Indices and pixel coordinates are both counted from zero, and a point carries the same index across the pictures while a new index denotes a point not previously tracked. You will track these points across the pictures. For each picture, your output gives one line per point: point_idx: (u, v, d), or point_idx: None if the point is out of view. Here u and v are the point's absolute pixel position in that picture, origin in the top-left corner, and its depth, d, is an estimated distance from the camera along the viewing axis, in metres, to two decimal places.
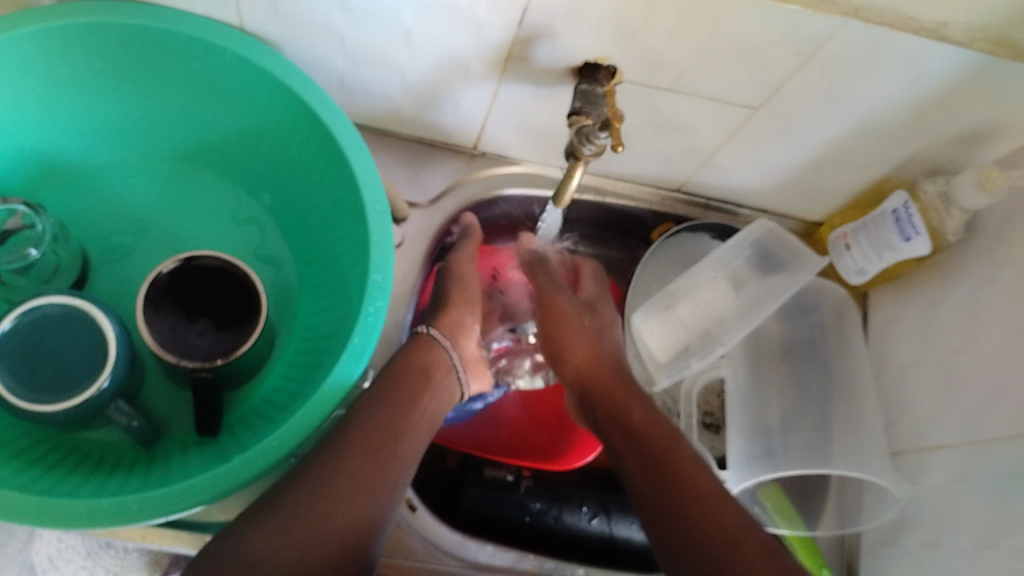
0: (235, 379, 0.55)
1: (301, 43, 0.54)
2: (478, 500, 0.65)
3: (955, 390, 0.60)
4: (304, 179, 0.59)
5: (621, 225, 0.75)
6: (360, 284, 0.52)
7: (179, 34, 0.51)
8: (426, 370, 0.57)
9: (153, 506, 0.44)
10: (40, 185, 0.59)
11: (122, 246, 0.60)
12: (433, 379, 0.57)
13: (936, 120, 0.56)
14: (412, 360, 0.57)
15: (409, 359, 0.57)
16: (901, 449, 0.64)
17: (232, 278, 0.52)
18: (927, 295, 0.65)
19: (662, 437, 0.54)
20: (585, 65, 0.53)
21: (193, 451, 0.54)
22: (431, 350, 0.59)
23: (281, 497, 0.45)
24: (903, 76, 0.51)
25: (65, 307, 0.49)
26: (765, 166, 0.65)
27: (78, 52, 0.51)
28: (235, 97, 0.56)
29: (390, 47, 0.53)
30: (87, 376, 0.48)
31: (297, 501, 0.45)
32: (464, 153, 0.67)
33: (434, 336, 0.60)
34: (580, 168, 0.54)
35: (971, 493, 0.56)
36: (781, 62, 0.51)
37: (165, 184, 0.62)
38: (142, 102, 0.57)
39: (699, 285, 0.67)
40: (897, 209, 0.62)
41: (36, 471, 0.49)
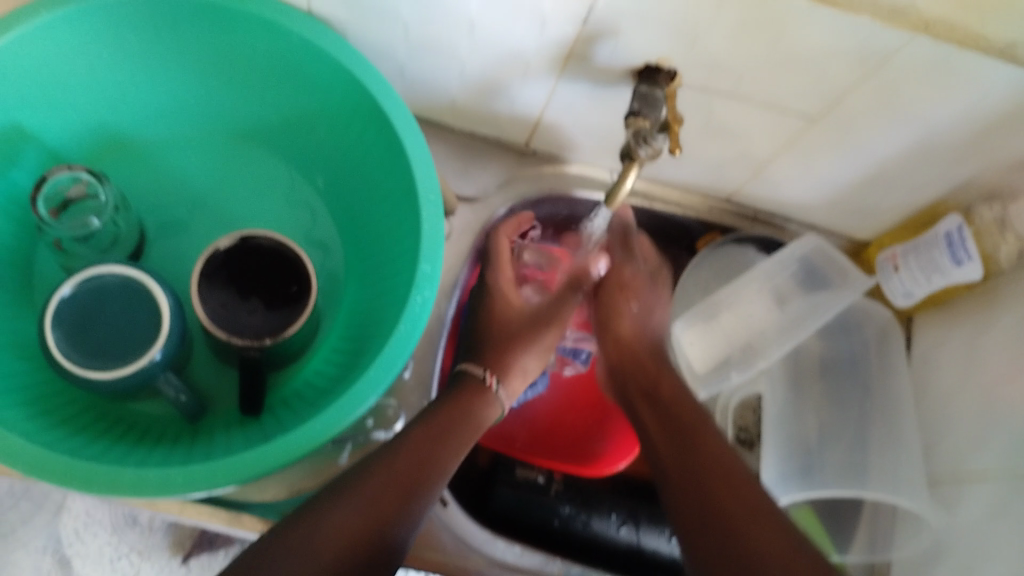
0: (281, 360, 0.56)
1: (366, 29, 0.55)
2: (508, 500, 0.65)
3: (999, 418, 0.59)
4: (359, 167, 0.59)
5: (666, 233, 0.75)
6: (410, 272, 0.53)
7: (249, 15, 0.52)
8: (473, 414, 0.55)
9: (198, 478, 0.45)
10: (101, 155, 0.60)
11: (176, 221, 0.60)
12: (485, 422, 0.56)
13: (996, 143, 0.55)
14: (458, 403, 0.55)
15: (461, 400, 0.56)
16: (939, 475, 0.63)
17: (286, 259, 0.53)
18: (975, 320, 0.64)
19: (718, 462, 0.52)
20: (646, 67, 0.53)
21: (235, 429, 0.54)
22: (483, 393, 0.57)
23: (311, 517, 0.44)
24: (966, 97, 0.51)
25: (124, 278, 0.50)
26: (816, 181, 0.64)
27: (150, 26, 0.53)
28: (298, 82, 0.57)
29: (453, 38, 0.54)
30: (140, 346, 0.49)
31: (334, 517, 0.44)
32: (516, 151, 0.68)
33: (481, 378, 0.58)
34: (634, 169, 0.54)
35: (1011, 522, 0.55)
36: (843, 73, 0.50)
37: (220, 162, 0.63)
38: (208, 80, 0.58)
39: (742, 298, 0.66)
40: (951, 232, 0.61)
41: (83, 436, 0.49)
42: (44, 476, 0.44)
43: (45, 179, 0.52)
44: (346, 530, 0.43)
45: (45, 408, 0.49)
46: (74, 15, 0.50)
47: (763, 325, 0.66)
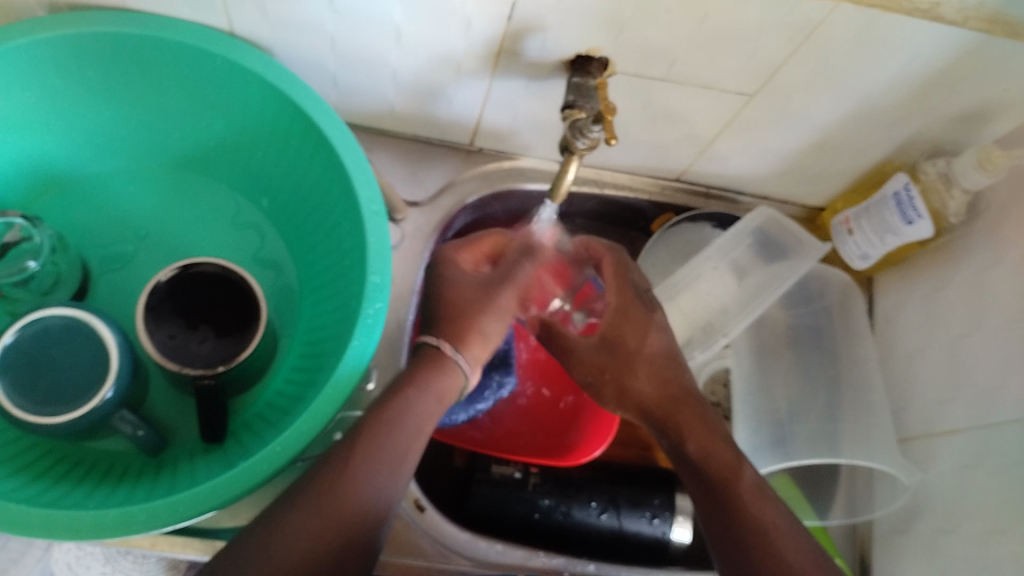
0: (240, 384, 0.55)
1: (290, 45, 0.54)
2: (487, 499, 0.65)
3: (962, 374, 0.59)
4: (300, 184, 0.59)
5: (621, 217, 0.75)
6: (359, 285, 0.52)
7: (171, 42, 0.51)
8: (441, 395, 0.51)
9: (160, 515, 0.44)
10: (37, 197, 0.59)
11: (121, 255, 0.60)
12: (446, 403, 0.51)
13: (934, 100, 0.55)
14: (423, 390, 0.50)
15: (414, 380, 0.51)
16: (910, 434, 0.64)
17: (231, 283, 0.52)
18: (931, 277, 0.64)
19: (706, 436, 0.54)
20: (578, 58, 0.52)
21: (199, 458, 0.54)
22: (444, 371, 0.52)
23: (286, 509, 0.44)
24: (899, 60, 0.51)
25: (65, 321, 0.49)
26: (762, 153, 0.64)
27: (69, 63, 0.52)
28: (228, 101, 0.56)
29: (379, 46, 0.53)
30: (91, 387, 0.48)
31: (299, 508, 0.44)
32: (461, 150, 0.67)
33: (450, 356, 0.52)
34: (574, 162, 0.53)
35: (983, 475, 0.55)
36: (774, 47, 0.50)
37: (162, 192, 0.62)
38: (137, 110, 0.57)
39: (701, 277, 0.66)
40: (898, 192, 0.61)
41: (42, 484, 0.49)
42: (3, 528, 0.43)
43: None
44: (322, 516, 0.44)
45: (2, 459, 0.49)
46: None
47: (723, 301, 0.66)
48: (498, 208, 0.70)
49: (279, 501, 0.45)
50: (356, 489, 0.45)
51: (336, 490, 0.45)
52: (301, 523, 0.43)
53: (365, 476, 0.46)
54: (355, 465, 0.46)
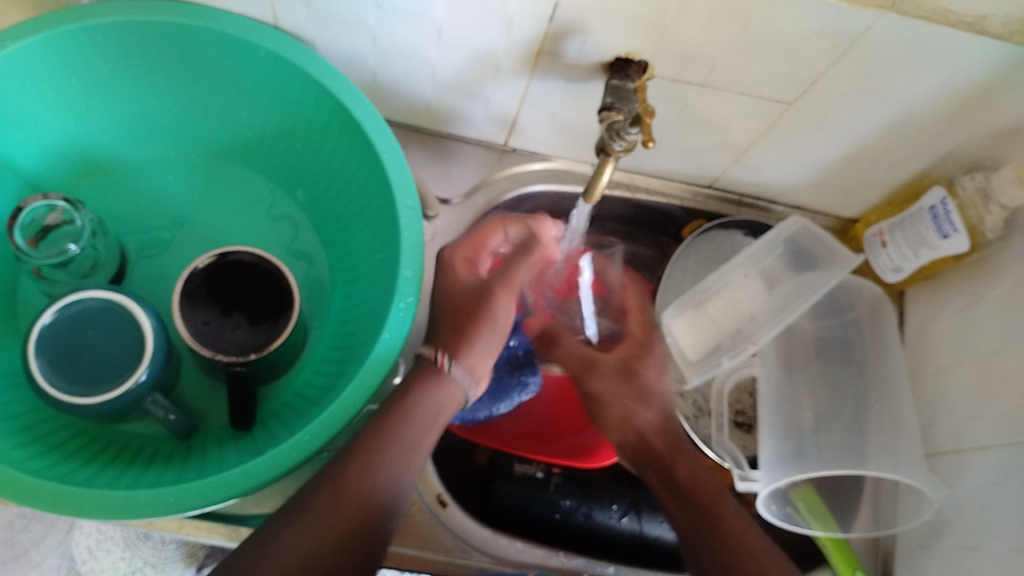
0: (270, 372, 0.56)
1: (333, 40, 0.55)
2: (508, 497, 0.65)
3: (993, 391, 0.59)
4: (336, 177, 0.59)
5: (652, 221, 0.75)
6: (391, 279, 0.53)
7: (216, 33, 0.52)
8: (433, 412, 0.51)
9: (189, 497, 0.45)
10: (79, 181, 0.60)
11: (158, 241, 0.60)
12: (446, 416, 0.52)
13: (976, 114, 0.55)
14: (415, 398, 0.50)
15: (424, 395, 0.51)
16: (938, 449, 0.63)
17: (266, 273, 0.53)
18: (965, 292, 0.64)
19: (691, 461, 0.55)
20: (617, 61, 0.52)
21: (227, 444, 0.54)
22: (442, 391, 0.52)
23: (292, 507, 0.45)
24: (940, 73, 0.51)
25: (106, 303, 0.50)
26: (798, 162, 0.64)
27: (115, 49, 0.53)
28: (268, 93, 0.57)
29: (420, 43, 0.54)
30: (126, 369, 0.49)
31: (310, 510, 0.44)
32: (496, 149, 0.68)
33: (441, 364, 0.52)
34: (608, 163, 0.53)
35: (1011, 494, 0.54)
36: (814, 56, 0.50)
37: (200, 182, 0.63)
38: (179, 98, 0.58)
39: (730, 283, 0.67)
40: (935, 206, 0.61)
41: (75, 463, 0.49)
42: (36, 504, 0.44)
43: (22, 207, 0.53)
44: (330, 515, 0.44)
45: (37, 437, 0.50)
46: (41, 43, 0.50)
47: (752, 308, 0.65)
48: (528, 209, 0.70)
49: (291, 503, 0.46)
50: (358, 485, 0.46)
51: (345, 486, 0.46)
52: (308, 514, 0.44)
53: (373, 470, 0.47)
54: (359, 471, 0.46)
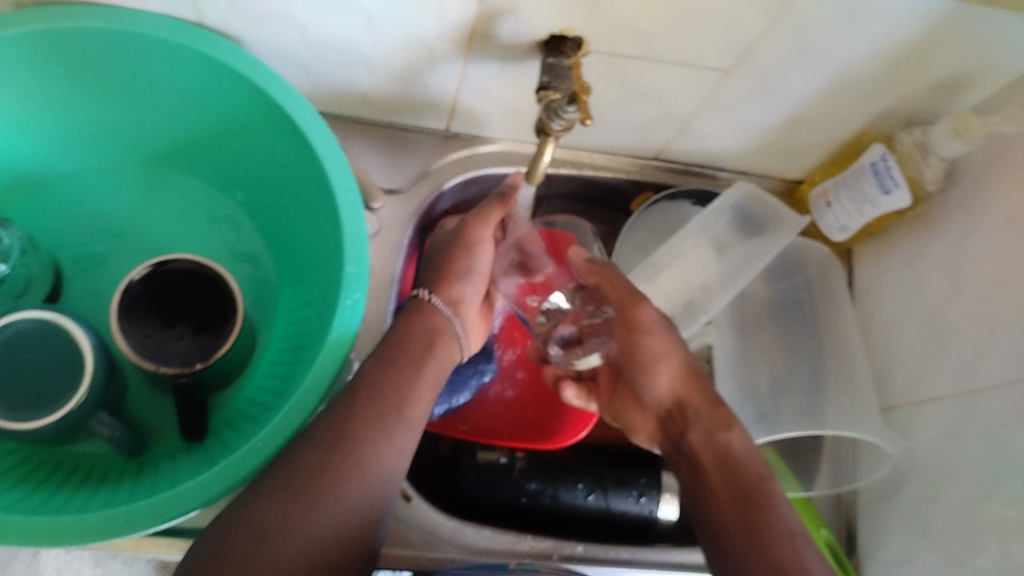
0: (219, 380, 0.55)
1: (260, 35, 0.53)
2: (473, 485, 0.64)
3: (943, 342, 0.59)
4: (274, 176, 0.58)
5: (600, 197, 0.74)
6: (337, 276, 0.52)
7: (138, 35, 0.50)
8: (428, 339, 0.56)
9: (142, 516, 0.44)
10: (9, 198, 0.58)
11: (93, 254, 0.59)
12: (436, 347, 0.56)
13: (910, 70, 0.55)
14: (411, 335, 0.55)
15: (412, 331, 0.55)
16: (893, 403, 0.64)
17: (205, 278, 0.51)
18: (910, 247, 0.64)
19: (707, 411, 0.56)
20: (551, 38, 0.52)
21: (181, 456, 0.53)
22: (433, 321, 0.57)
23: (287, 461, 0.46)
24: (874, 30, 0.51)
25: (38, 323, 0.49)
26: (740, 128, 0.64)
27: (32, 59, 0.51)
28: (198, 93, 0.55)
29: (350, 33, 0.52)
30: (67, 389, 0.47)
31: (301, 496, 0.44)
32: (437, 135, 0.67)
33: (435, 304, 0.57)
34: (550, 144, 0.53)
35: (966, 442, 0.55)
36: (748, 23, 0.50)
37: (134, 190, 0.61)
38: (106, 105, 0.56)
39: (681, 254, 0.66)
40: (876, 162, 0.61)
41: (22, 490, 0.48)
42: None
43: None
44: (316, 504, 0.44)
45: None
46: None
47: (704, 278, 0.65)
48: (475, 192, 0.70)
49: (261, 490, 0.44)
50: (347, 477, 0.46)
51: (344, 453, 0.47)
52: (304, 477, 0.45)
53: (370, 434, 0.48)
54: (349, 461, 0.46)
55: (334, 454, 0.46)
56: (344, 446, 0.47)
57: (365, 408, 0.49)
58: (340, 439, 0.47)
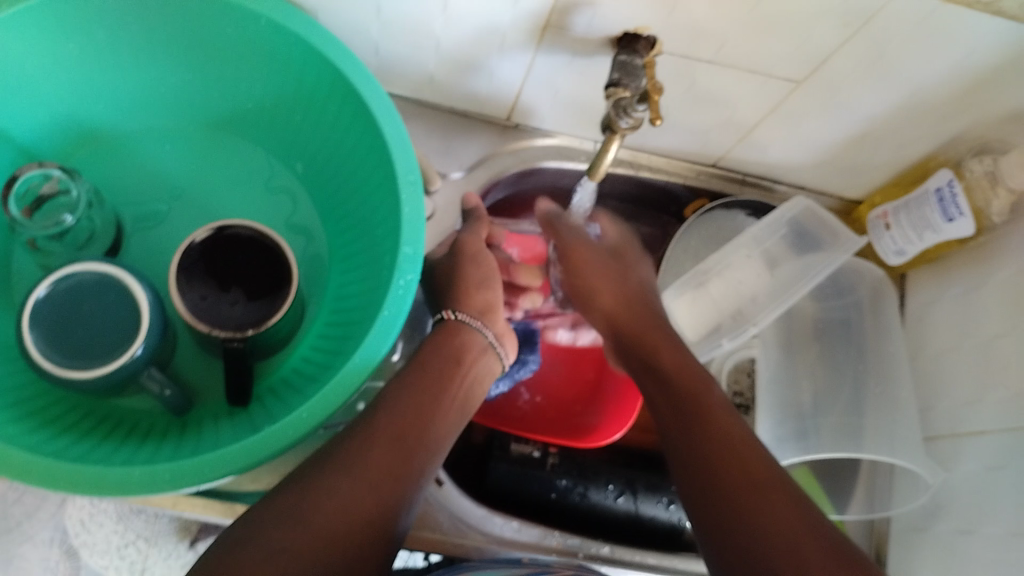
0: (267, 349, 0.55)
1: (334, 9, 0.54)
2: (504, 475, 0.64)
3: (994, 375, 0.58)
4: (335, 151, 0.58)
5: (654, 200, 0.74)
6: (392, 255, 0.52)
7: (216, 0, 0.50)
8: (459, 355, 0.55)
9: (186, 475, 0.44)
10: (74, 151, 0.59)
11: (153, 213, 0.59)
12: (464, 365, 0.55)
13: (986, 95, 0.54)
14: (439, 351, 0.54)
15: (441, 349, 0.55)
16: (936, 433, 0.63)
17: (264, 247, 0.52)
18: (968, 276, 0.63)
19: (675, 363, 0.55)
20: (625, 35, 0.51)
21: (224, 420, 0.54)
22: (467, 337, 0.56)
23: (299, 488, 0.42)
24: (955, 52, 0.50)
25: (100, 276, 0.49)
26: (804, 142, 0.63)
27: (111, 16, 0.51)
28: (269, 62, 0.55)
29: (425, 14, 0.52)
30: (121, 343, 0.48)
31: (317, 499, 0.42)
32: (498, 124, 0.67)
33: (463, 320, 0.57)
34: (615, 141, 0.53)
35: (1009, 479, 0.54)
36: (826, 35, 0.49)
37: (198, 153, 0.62)
38: (177, 67, 0.57)
39: (732, 265, 0.65)
40: (941, 188, 0.60)
41: (70, 437, 0.49)
42: (33, 480, 0.44)
43: (16, 176, 0.52)
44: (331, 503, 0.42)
45: (30, 411, 0.49)
46: (35, 8, 0.49)
47: (753, 290, 0.65)
48: (530, 182, 0.70)
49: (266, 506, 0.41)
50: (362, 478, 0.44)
51: (356, 476, 0.44)
52: (314, 501, 0.41)
53: (383, 465, 0.45)
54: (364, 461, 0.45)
55: (348, 478, 0.43)
56: (357, 472, 0.44)
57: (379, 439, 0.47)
58: (357, 465, 0.44)
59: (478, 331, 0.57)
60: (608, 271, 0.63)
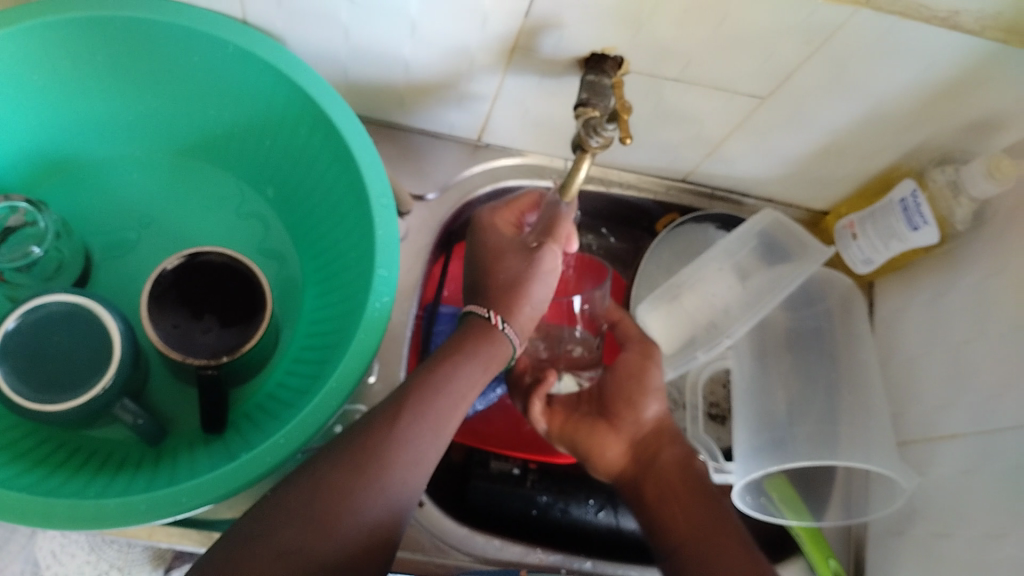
0: (242, 375, 0.55)
1: (302, 34, 0.54)
2: (484, 493, 0.65)
3: (963, 380, 0.59)
4: (306, 175, 0.58)
5: (625, 215, 0.75)
6: (366, 279, 0.52)
7: (184, 28, 0.50)
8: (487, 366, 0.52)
9: (162, 505, 0.44)
10: (41, 180, 0.59)
11: (124, 241, 0.59)
12: (492, 375, 0.52)
13: (945, 108, 0.55)
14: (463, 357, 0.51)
15: (477, 355, 0.51)
16: (909, 438, 0.64)
17: (236, 272, 0.52)
18: (935, 283, 0.65)
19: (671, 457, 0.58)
20: (592, 56, 0.52)
21: (199, 448, 0.53)
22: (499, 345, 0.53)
23: (315, 482, 0.43)
24: (914, 67, 0.51)
25: (68, 306, 0.49)
26: (771, 156, 0.64)
27: (76, 45, 0.51)
28: (238, 88, 0.55)
29: (392, 39, 0.53)
30: (93, 374, 0.47)
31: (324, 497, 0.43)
32: (468, 144, 0.67)
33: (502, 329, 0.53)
34: (586, 161, 0.51)
35: (981, 482, 0.55)
36: (789, 52, 0.50)
37: (167, 179, 0.61)
38: (144, 95, 0.56)
39: (704, 278, 0.66)
40: (905, 198, 0.61)
41: (42, 471, 0.48)
42: (4, 516, 0.43)
43: None
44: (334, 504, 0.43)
45: (1, 445, 0.48)
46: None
47: (727, 302, 0.65)
48: None
49: (270, 499, 0.43)
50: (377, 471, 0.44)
51: (374, 471, 0.44)
52: (334, 496, 0.43)
53: (400, 457, 0.46)
54: (375, 454, 0.45)
55: (362, 475, 0.44)
56: (373, 469, 0.44)
57: (404, 424, 0.46)
58: (372, 457, 0.45)
59: (512, 348, 0.54)
60: (615, 425, 0.61)
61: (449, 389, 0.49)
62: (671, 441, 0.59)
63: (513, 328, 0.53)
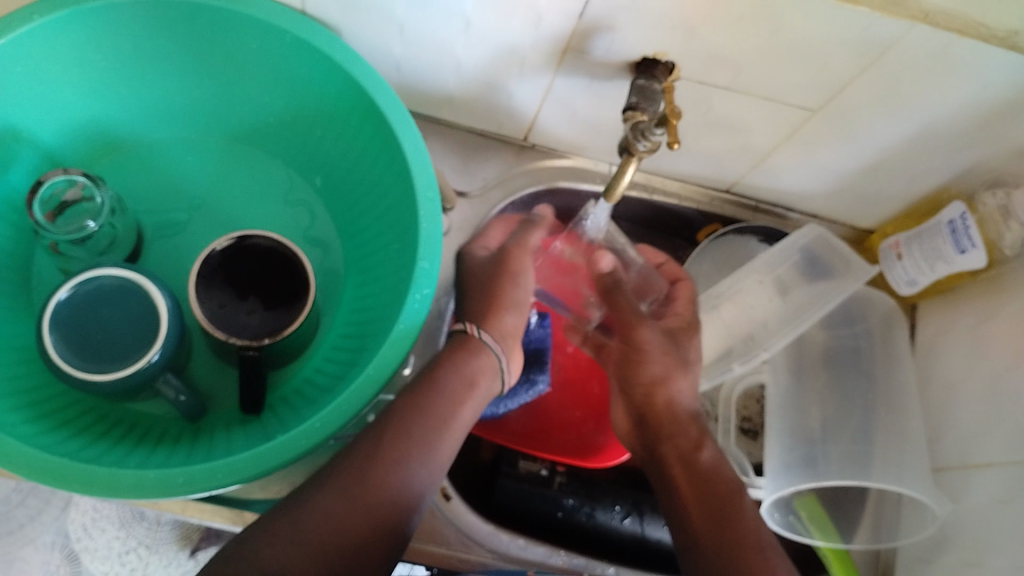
0: (281, 359, 0.56)
1: (358, 26, 0.55)
2: (512, 493, 0.64)
3: (1003, 409, 0.58)
4: (355, 166, 0.59)
5: (667, 223, 0.75)
6: (408, 270, 0.53)
7: (244, 15, 0.51)
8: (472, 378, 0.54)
9: (198, 479, 0.45)
10: (98, 158, 0.60)
11: (174, 222, 0.60)
12: (477, 386, 0.55)
13: (998, 129, 0.55)
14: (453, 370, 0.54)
15: (456, 368, 0.54)
16: (944, 465, 0.63)
17: (282, 258, 0.53)
18: (980, 308, 0.64)
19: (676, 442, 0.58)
20: (644, 60, 0.52)
21: (236, 427, 0.54)
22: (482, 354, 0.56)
23: (296, 506, 0.45)
24: (969, 86, 0.50)
25: (119, 280, 0.50)
26: (818, 170, 0.64)
27: (139, 27, 0.52)
28: (293, 77, 0.56)
29: (446, 35, 0.54)
30: (139, 349, 0.49)
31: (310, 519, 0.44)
32: (515, 144, 0.68)
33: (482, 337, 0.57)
34: (632, 164, 0.52)
35: (1016, 512, 0.54)
36: (842, 65, 0.50)
37: (219, 164, 0.63)
38: (202, 79, 0.58)
39: (743, 287, 0.66)
40: (954, 220, 0.60)
41: (84, 439, 0.49)
42: (46, 480, 0.44)
43: (40, 183, 0.53)
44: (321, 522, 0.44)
45: (46, 411, 0.50)
46: (66, 18, 0.50)
47: (766, 315, 0.65)
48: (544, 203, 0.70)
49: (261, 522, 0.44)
50: (362, 490, 0.46)
51: (356, 488, 0.46)
52: (320, 516, 0.44)
53: (383, 473, 0.47)
54: (358, 474, 0.47)
55: (346, 493, 0.45)
56: (358, 483, 0.46)
57: (388, 443, 0.49)
58: (353, 480, 0.46)
59: (494, 356, 0.57)
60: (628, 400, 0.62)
61: (433, 412, 0.51)
62: (678, 426, 0.59)
63: (490, 338, 0.57)
